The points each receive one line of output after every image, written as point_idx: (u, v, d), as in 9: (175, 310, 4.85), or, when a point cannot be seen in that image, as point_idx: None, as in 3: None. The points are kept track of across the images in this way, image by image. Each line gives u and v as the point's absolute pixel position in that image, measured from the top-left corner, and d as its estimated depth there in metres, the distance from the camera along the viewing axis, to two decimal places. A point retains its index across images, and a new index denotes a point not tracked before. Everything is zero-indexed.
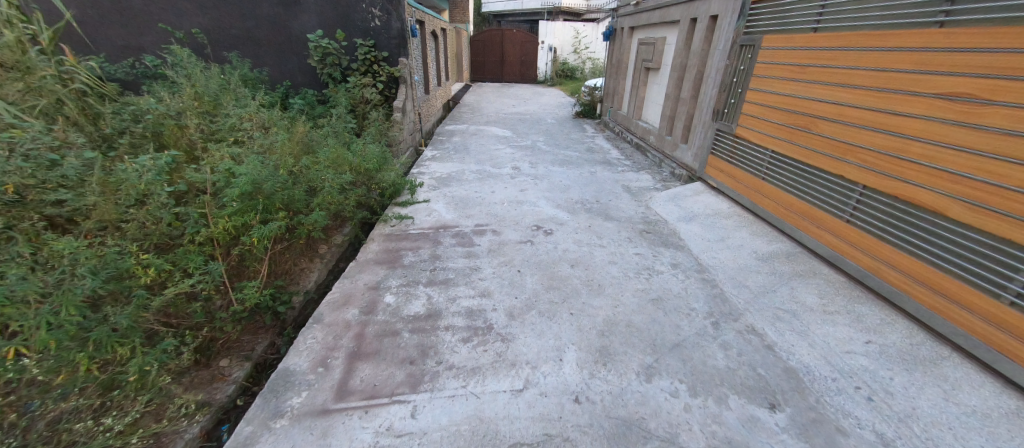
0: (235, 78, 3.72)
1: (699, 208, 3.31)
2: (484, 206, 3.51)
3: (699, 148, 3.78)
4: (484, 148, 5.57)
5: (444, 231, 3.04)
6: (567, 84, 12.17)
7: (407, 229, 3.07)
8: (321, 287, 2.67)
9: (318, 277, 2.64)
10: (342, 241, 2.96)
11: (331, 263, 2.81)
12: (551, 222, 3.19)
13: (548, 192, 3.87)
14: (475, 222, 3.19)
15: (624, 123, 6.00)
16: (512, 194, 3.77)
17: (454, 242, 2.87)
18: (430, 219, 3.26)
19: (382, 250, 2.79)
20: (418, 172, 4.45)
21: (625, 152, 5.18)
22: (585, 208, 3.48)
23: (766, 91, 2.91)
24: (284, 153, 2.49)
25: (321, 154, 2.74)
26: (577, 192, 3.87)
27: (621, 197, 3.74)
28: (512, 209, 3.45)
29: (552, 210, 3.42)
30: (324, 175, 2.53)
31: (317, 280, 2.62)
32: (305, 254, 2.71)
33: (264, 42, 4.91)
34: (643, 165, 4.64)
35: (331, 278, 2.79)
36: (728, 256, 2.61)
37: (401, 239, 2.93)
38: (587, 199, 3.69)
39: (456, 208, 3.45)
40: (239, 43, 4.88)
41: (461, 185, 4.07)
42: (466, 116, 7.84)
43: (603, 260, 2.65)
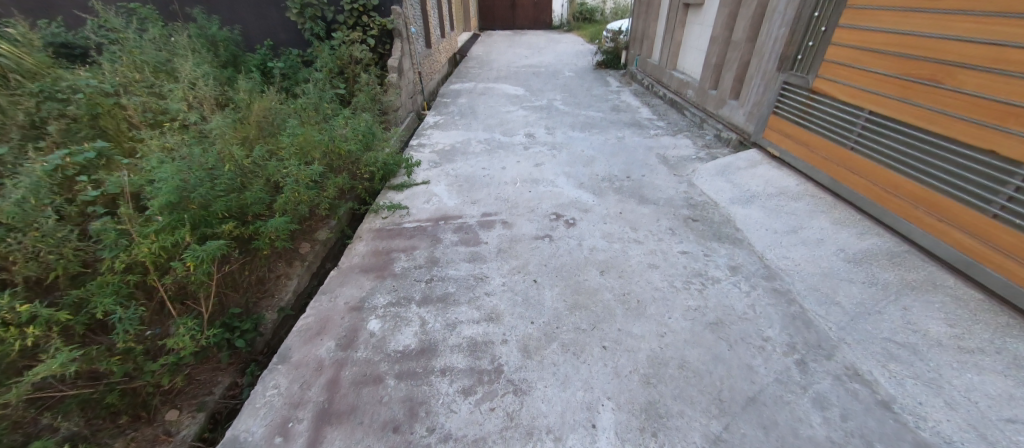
0: (185, 39, 3.13)
1: (758, 185, 2.69)
2: (493, 188, 2.97)
3: (759, 106, 3.08)
4: (494, 111, 4.90)
5: (444, 224, 2.52)
6: (585, 29, 10.97)
7: (401, 222, 2.56)
8: (302, 297, 2.23)
9: (297, 285, 2.19)
10: (327, 239, 2.48)
11: (314, 265, 2.36)
12: (574, 209, 2.63)
13: (569, 166, 3.27)
14: (481, 211, 2.66)
15: (656, 74, 5.18)
16: (525, 171, 3.21)
17: (456, 240, 2.36)
18: (428, 207, 2.73)
19: (370, 252, 2.30)
20: (418, 146, 3.88)
21: (658, 111, 4.44)
22: (614, 188, 2.89)
23: (868, 29, 2.18)
24: (230, 142, 1.97)
25: (286, 136, 2.19)
26: (603, 165, 3.25)
27: (657, 171, 3.12)
28: (526, 192, 2.89)
29: (574, 192, 2.85)
30: (290, 168, 2.00)
31: (297, 290, 2.18)
32: (281, 258, 2.26)
33: None
34: (681, 126, 3.93)
35: (315, 286, 2.35)
36: (806, 255, 2.04)
37: (394, 237, 2.42)
38: (616, 175, 3.08)
39: (460, 192, 2.91)
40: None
41: (466, 161, 3.50)
42: (474, 72, 7.05)
43: (640, 262, 2.11)
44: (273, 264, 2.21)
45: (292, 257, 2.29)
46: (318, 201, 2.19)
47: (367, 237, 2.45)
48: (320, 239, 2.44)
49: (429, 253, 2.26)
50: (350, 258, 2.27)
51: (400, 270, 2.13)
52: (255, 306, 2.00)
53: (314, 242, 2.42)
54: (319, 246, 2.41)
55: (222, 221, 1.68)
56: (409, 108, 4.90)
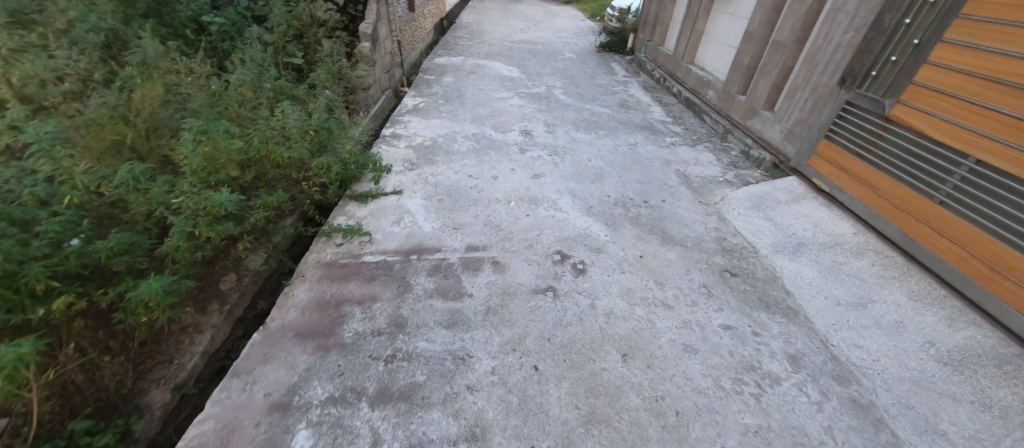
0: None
1: (807, 228, 2.20)
2: (480, 208, 2.46)
3: (803, 125, 2.57)
4: (484, 96, 4.24)
5: (415, 261, 1.99)
6: (586, 2, 10.12)
7: (360, 255, 2.02)
8: (218, 358, 1.62)
9: (209, 345, 1.58)
10: (257, 271, 1.86)
11: (238, 311, 1.74)
12: (583, 247, 2.13)
13: (574, 184, 2.74)
14: (464, 245, 2.14)
15: (668, 66, 4.59)
16: (520, 185, 2.73)
17: (431, 290, 1.82)
18: (397, 233, 2.20)
19: (312, 302, 1.71)
20: (391, 139, 3.25)
21: (673, 111, 3.88)
22: (628, 218, 2.38)
23: (992, 53, 1.67)
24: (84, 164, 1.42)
25: (183, 139, 1.52)
26: (613, 184, 2.73)
27: (678, 195, 2.60)
28: (521, 221, 2.36)
29: (581, 224, 2.33)
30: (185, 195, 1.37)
31: (208, 353, 1.56)
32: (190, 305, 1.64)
33: None
34: (700, 135, 3.39)
35: (237, 339, 1.74)
36: (884, 346, 1.58)
37: (348, 279, 1.86)
38: (630, 200, 2.56)
39: (438, 215, 2.38)
40: None
41: (449, 166, 2.93)
42: (463, 44, 6.27)
43: (674, 342, 1.60)
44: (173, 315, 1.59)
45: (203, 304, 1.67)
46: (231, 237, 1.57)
47: (313, 276, 1.86)
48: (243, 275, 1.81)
49: (392, 309, 1.69)
50: (280, 309, 1.67)
51: (351, 339, 1.53)
52: (135, 387, 1.38)
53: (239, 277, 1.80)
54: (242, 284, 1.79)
55: (32, 286, 1.09)
56: (384, 85, 4.21)
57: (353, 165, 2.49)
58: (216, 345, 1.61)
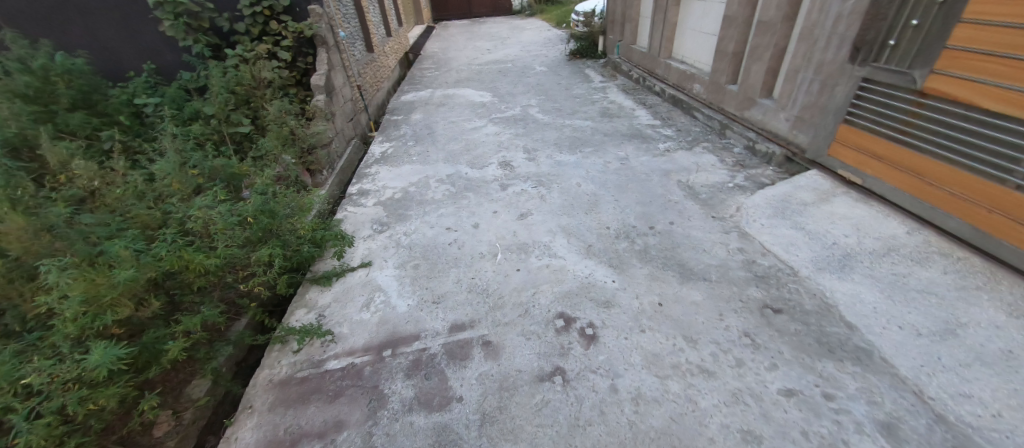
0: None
1: (847, 233, 1.80)
2: (463, 268, 2.13)
3: (813, 111, 2.21)
4: (456, 129, 3.93)
5: (389, 360, 1.69)
6: (551, 11, 9.94)
7: (323, 362, 1.74)
8: None
9: None
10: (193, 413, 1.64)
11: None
12: (589, 303, 1.78)
13: (568, 219, 2.39)
14: (447, 325, 1.81)
15: (645, 64, 4.28)
16: (506, 230, 2.39)
17: (412, 398, 1.52)
18: (367, 321, 1.90)
19: (263, 447, 1.45)
20: (357, 197, 2.91)
21: (660, 112, 3.55)
22: (636, 253, 2.02)
23: None
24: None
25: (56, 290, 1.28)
26: (611, 211, 2.38)
27: (687, 212, 2.24)
28: (511, 279, 2.01)
29: (582, 272, 1.97)
30: (33, 371, 1.15)
31: None
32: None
33: (93, 8, 3.17)
34: (695, 134, 3.05)
35: None
36: (1001, 391, 1.20)
37: (308, 400, 1.59)
38: (633, 229, 2.20)
39: (414, 287, 2.05)
40: (56, 15, 3.16)
41: (423, 220, 2.59)
42: (430, 75, 6.02)
43: (728, 430, 1.23)
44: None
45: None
46: (130, 388, 1.33)
47: (265, 406, 1.60)
48: (181, 416, 1.62)
49: (358, 439, 1.42)
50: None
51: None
52: None
53: (177, 413, 1.63)
54: (177, 432, 1.58)
55: None
56: (348, 135, 3.92)
57: (307, 243, 2.13)
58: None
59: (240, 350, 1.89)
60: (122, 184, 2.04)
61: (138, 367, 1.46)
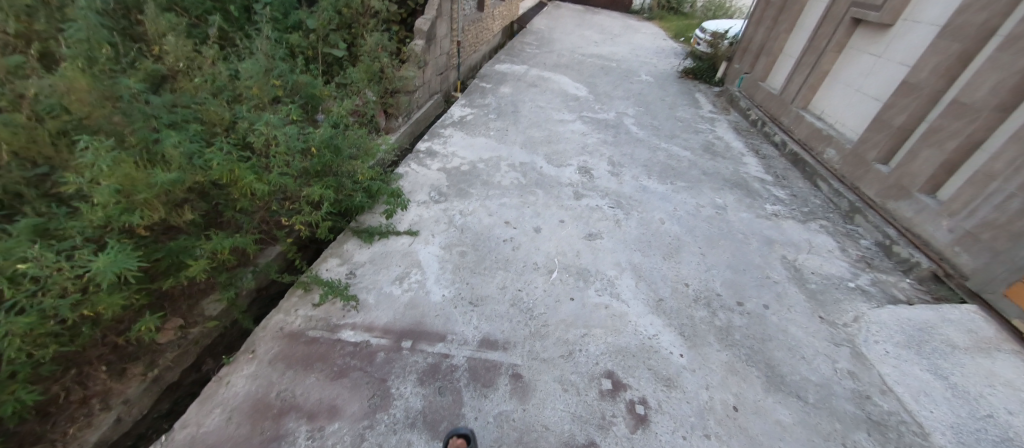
0: None
1: (1012, 409, 1.40)
2: (512, 274, 1.88)
3: (995, 230, 1.75)
4: (542, 115, 3.64)
5: (405, 354, 1.49)
6: (670, 21, 9.27)
7: (337, 328, 1.56)
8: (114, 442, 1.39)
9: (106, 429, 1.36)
10: (198, 334, 1.61)
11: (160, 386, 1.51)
12: (644, 370, 1.50)
13: (642, 257, 2.07)
14: (479, 338, 1.58)
15: (766, 103, 3.68)
16: (569, 245, 2.10)
17: (421, 412, 1.33)
18: (394, 298, 1.70)
19: (249, 406, 1.30)
20: (424, 156, 2.71)
21: (774, 168, 2.99)
22: (714, 330, 1.69)
23: None
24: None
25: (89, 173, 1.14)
26: (694, 266, 2.04)
27: (788, 300, 1.86)
28: (562, 308, 1.73)
29: (646, 330, 1.67)
30: (34, 256, 1.05)
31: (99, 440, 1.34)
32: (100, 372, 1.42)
33: None
34: (813, 205, 2.58)
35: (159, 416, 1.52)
36: None
37: (310, 368, 1.42)
38: (717, 297, 1.86)
39: (455, 278, 1.82)
40: None
41: (483, 203, 2.33)
42: (529, 51, 5.69)
43: None
44: (76, 376, 1.39)
45: (121, 365, 1.47)
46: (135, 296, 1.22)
47: (268, 357, 1.44)
48: (187, 334, 1.59)
49: (348, 439, 1.24)
50: (202, 410, 1.28)
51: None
52: None
53: (185, 325, 1.60)
54: (178, 347, 1.56)
55: None
56: (433, 88, 3.72)
57: (361, 192, 1.93)
58: (121, 429, 1.40)
59: (262, 280, 1.76)
60: (204, 74, 1.92)
61: (156, 272, 1.33)
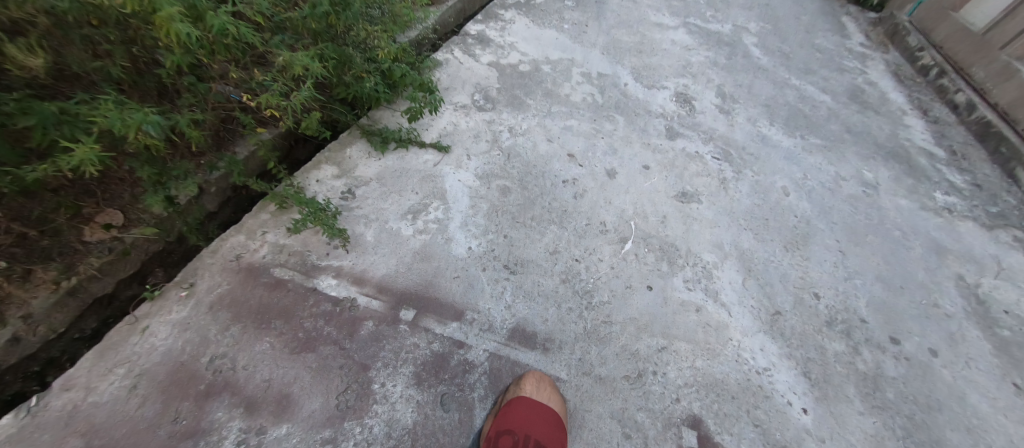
0: None
1: None
2: (568, 231, 1.31)
3: None
4: (635, 12, 2.69)
5: (403, 333, 1.02)
6: None
7: (315, 271, 1.05)
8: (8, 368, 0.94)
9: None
10: (141, 240, 1.11)
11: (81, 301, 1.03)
12: (741, 423, 1.06)
13: (756, 242, 1.43)
14: (510, 326, 1.09)
15: (945, 41, 2.47)
16: (657, 201, 1.46)
17: (418, 431, 0.90)
18: (404, 241, 1.16)
19: (166, 375, 0.86)
20: (473, 41, 1.97)
21: (948, 136, 2.15)
22: (857, 378, 1.20)
23: None
24: None
25: None
26: (828, 269, 1.43)
27: (971, 350, 1.32)
28: (635, 301, 1.20)
29: (754, 360, 1.17)
30: None
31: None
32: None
33: None
34: (1007, 205, 1.82)
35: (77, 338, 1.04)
36: None
37: (265, 328, 0.95)
38: (860, 326, 1.32)
39: (489, 227, 1.26)
40: None
41: (540, 121, 1.63)
42: None
43: None
44: None
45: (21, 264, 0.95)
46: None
47: (208, 300, 0.96)
48: (124, 237, 1.08)
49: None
50: (97, 369, 0.84)
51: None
52: None
53: (122, 225, 1.09)
54: (109, 252, 1.06)
55: None
56: None
57: (377, 75, 1.32)
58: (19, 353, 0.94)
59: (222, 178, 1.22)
60: None
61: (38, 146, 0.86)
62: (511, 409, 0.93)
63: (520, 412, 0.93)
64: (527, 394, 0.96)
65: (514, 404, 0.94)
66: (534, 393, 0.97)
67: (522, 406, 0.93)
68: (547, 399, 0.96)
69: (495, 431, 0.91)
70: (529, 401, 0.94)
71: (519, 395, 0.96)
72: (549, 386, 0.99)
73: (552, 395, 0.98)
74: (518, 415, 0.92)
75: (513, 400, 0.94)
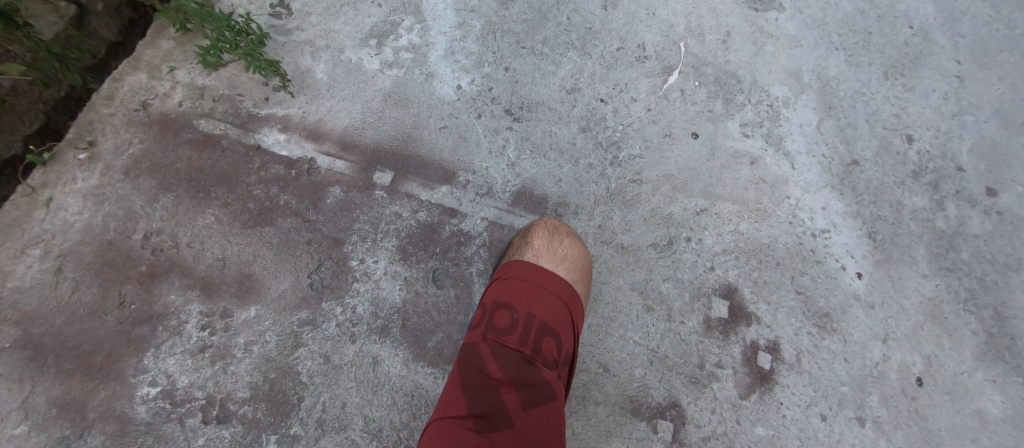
0: None
1: None
2: (594, 61, 0.96)
3: None
4: None
5: (381, 200, 0.82)
6: None
7: (253, 123, 0.81)
8: None
9: None
10: (23, 84, 0.73)
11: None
12: (782, 292, 0.93)
13: (847, 69, 1.05)
14: (515, 189, 0.87)
15: None
16: (721, 12, 1.04)
17: (411, 309, 0.79)
18: (367, 77, 0.87)
19: (96, 256, 0.73)
20: None
21: None
22: (929, 238, 0.99)
23: None
24: None
25: None
26: (939, 101, 1.06)
27: None
28: (673, 154, 0.94)
29: (811, 222, 0.96)
30: None
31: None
32: None
33: None
34: None
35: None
36: None
37: (204, 198, 0.77)
38: (954, 175, 1.02)
39: (484, 56, 0.92)
40: None
41: None
42: None
43: None
44: None
45: None
46: None
47: (120, 165, 0.77)
48: None
49: (273, 340, 0.74)
50: (6, 251, 0.71)
51: (144, 419, 0.70)
52: None
53: None
54: None
55: None
56: None
57: None
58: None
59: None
60: None
61: None
62: (507, 272, 0.78)
63: (518, 278, 0.77)
64: (532, 253, 0.80)
65: (509, 267, 0.78)
66: (539, 252, 0.80)
67: (517, 268, 0.77)
68: (554, 260, 0.79)
69: (491, 303, 0.75)
70: (528, 264, 0.78)
71: (519, 258, 0.80)
72: (562, 242, 0.81)
73: (563, 257, 0.80)
74: (517, 282, 0.76)
75: (509, 262, 0.79)
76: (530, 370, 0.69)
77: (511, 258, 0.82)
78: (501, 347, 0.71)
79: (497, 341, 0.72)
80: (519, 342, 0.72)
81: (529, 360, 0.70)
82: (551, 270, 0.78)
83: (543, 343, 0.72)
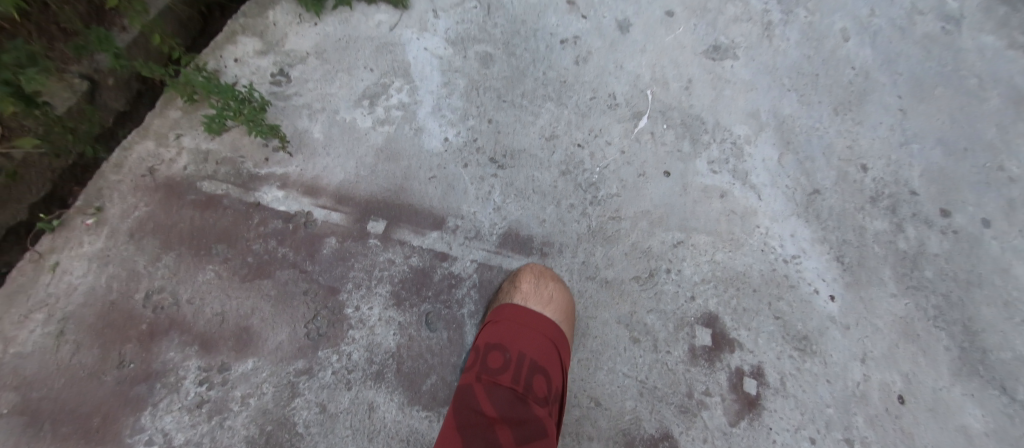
0: None
1: None
2: (570, 110, 1.05)
3: None
4: None
5: (375, 248, 0.87)
6: None
7: (253, 182, 0.86)
8: None
9: None
10: (35, 155, 0.78)
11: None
12: (762, 318, 0.97)
13: (800, 108, 1.15)
14: (501, 231, 0.93)
15: None
16: (682, 62, 1.14)
17: (404, 353, 0.81)
18: (360, 134, 0.93)
19: (98, 317, 0.75)
20: None
21: None
22: (894, 259, 1.05)
23: None
24: None
25: None
26: (888, 133, 1.16)
27: None
28: (648, 191, 1.01)
29: (782, 249, 1.02)
30: None
31: None
32: None
33: None
34: None
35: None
36: None
37: (205, 255, 0.81)
38: (909, 199, 1.10)
39: (468, 110, 1.00)
40: None
41: None
42: None
43: None
44: None
45: None
46: None
47: (125, 227, 0.80)
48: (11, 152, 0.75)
49: (269, 391, 0.76)
50: (10, 317, 0.74)
51: None
52: None
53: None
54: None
55: None
56: None
57: None
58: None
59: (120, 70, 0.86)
60: None
61: None
62: (498, 316, 0.81)
63: (508, 321, 0.80)
64: (520, 296, 0.84)
65: (500, 310, 0.82)
66: (527, 295, 0.84)
67: (507, 310, 0.81)
68: (542, 301, 0.83)
69: (484, 344, 0.78)
70: (518, 306, 0.82)
71: (509, 301, 0.84)
72: (547, 285, 0.85)
73: (550, 299, 0.84)
74: (507, 325, 0.80)
75: (500, 306, 0.83)
76: (523, 408, 0.72)
77: (501, 300, 0.86)
78: (495, 386, 0.74)
79: (490, 380, 0.75)
80: (512, 381, 0.75)
81: (522, 398, 0.73)
82: (539, 311, 0.82)
83: (535, 381, 0.75)
